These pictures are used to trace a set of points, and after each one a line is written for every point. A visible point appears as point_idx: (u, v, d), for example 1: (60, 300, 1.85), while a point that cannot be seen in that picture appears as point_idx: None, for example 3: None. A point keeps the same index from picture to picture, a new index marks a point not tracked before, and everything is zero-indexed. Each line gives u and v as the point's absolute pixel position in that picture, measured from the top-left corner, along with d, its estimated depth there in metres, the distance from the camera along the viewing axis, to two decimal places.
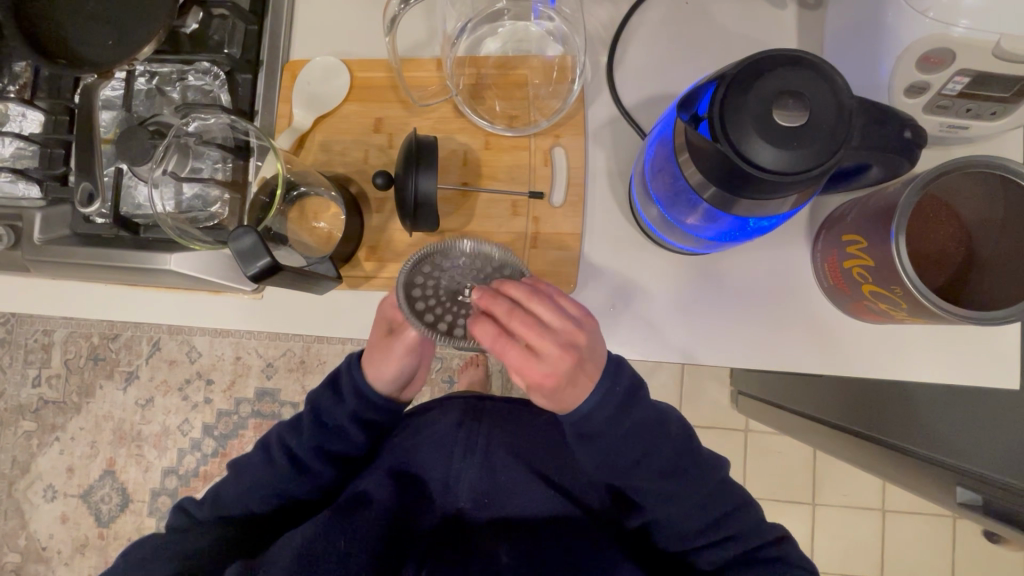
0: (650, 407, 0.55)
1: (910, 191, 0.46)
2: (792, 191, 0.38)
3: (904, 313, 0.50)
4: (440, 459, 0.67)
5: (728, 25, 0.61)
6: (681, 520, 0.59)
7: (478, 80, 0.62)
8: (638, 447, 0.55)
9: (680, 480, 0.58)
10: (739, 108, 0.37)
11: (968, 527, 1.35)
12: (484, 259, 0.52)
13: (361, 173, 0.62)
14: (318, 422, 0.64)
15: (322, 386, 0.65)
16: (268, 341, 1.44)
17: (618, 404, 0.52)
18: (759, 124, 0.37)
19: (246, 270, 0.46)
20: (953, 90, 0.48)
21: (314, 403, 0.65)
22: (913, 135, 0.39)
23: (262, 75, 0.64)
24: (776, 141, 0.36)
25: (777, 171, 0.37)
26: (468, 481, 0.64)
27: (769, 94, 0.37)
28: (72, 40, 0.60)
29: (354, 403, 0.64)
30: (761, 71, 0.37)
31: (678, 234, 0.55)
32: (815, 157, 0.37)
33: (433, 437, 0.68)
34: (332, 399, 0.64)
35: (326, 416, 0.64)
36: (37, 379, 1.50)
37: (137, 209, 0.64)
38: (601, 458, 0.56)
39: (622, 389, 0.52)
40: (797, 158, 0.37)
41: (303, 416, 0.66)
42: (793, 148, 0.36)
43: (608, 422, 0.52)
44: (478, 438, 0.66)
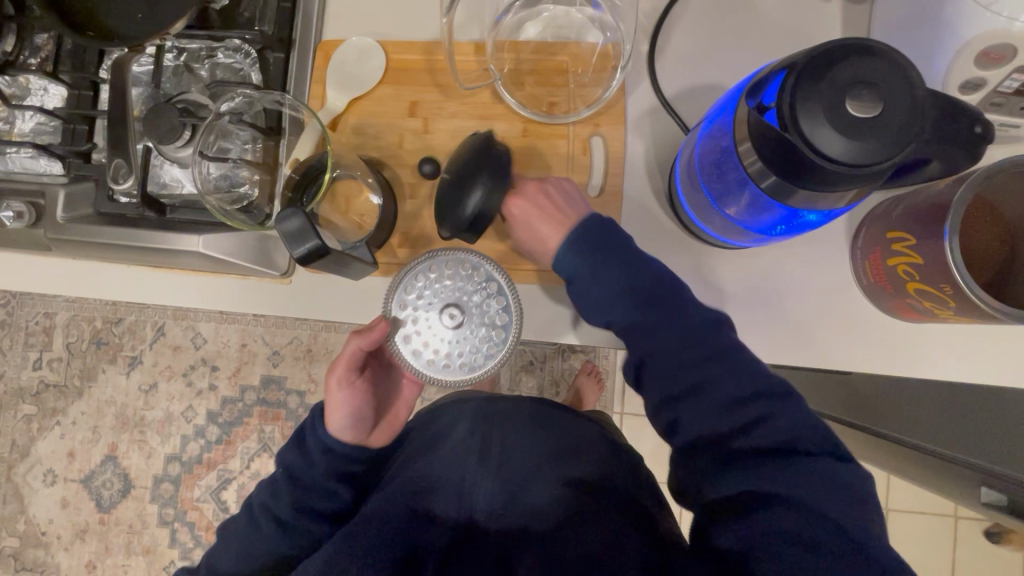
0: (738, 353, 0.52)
1: (965, 189, 0.46)
2: (858, 182, 0.38)
3: (950, 312, 0.50)
4: (455, 466, 0.65)
5: (773, 17, 0.60)
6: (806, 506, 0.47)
7: (518, 66, 0.61)
8: (731, 386, 0.51)
9: (793, 431, 0.49)
10: (809, 94, 0.36)
11: (969, 527, 1.37)
12: (470, 278, 0.55)
13: (394, 158, 0.61)
14: (295, 482, 0.64)
15: (290, 443, 0.66)
16: (275, 329, 1.42)
17: (685, 324, 0.53)
18: (829, 111, 0.36)
19: (292, 252, 0.45)
20: (1009, 88, 0.47)
21: (287, 464, 0.65)
22: (984, 130, 0.38)
23: (294, 54, 0.62)
24: (846, 130, 0.36)
25: (842, 163, 0.36)
26: (486, 489, 0.62)
27: (843, 81, 0.36)
28: (100, 12, 0.58)
29: (324, 462, 0.64)
30: (834, 58, 0.36)
31: (720, 226, 0.55)
32: (886, 149, 0.36)
33: (446, 451, 0.67)
34: (302, 458, 0.64)
35: (302, 476, 0.64)
36: (38, 362, 1.48)
37: (163, 189, 0.62)
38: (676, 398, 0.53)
39: (691, 307, 0.53)
40: (865, 150, 0.36)
41: (278, 477, 0.66)
42: (863, 138, 0.36)
43: (674, 337, 0.53)
44: (493, 444, 0.66)
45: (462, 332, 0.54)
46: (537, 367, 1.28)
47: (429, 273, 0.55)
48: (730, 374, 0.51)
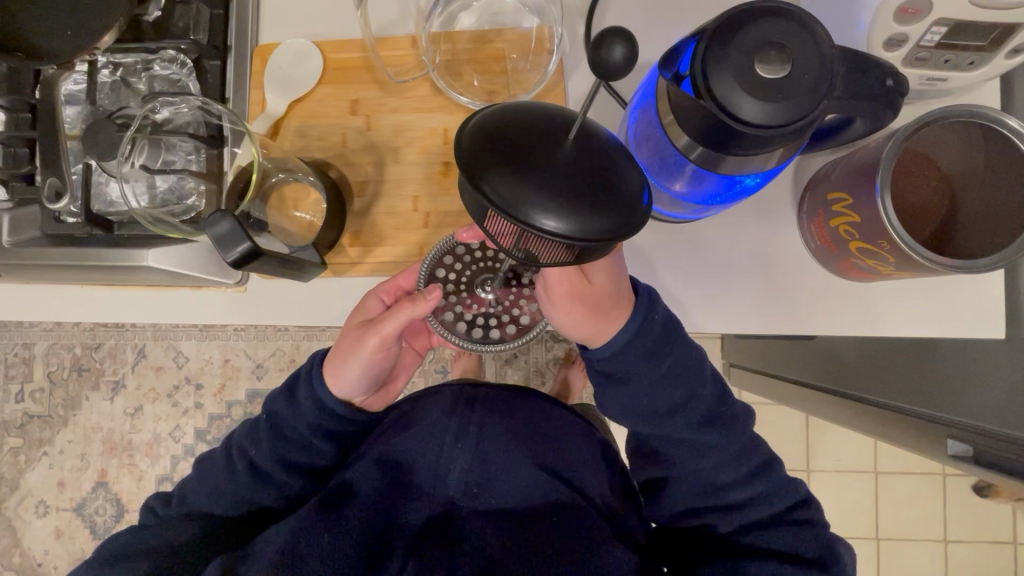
0: (686, 348, 0.55)
1: (892, 144, 0.46)
2: (621, 213, 0.32)
3: (892, 268, 0.51)
4: (430, 444, 0.64)
5: None
6: (714, 476, 0.59)
7: (454, 56, 0.61)
8: (676, 391, 0.55)
9: (722, 427, 0.58)
10: (475, 134, 0.33)
11: (958, 485, 1.39)
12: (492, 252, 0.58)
13: (339, 157, 0.61)
14: (278, 433, 0.61)
15: (278, 391, 0.62)
16: (256, 342, 1.41)
17: (654, 339, 0.53)
18: (494, 149, 0.32)
19: (225, 256, 0.45)
20: (931, 41, 0.48)
21: (270, 410, 0.62)
22: (896, 84, 0.39)
23: (231, 61, 0.62)
24: (543, 198, 0.31)
25: (586, 239, 0.31)
26: (458, 469, 0.61)
27: (551, 115, 0.34)
28: (28, 31, 0.57)
29: (313, 414, 0.61)
30: (530, 104, 0.35)
31: (665, 201, 0.55)
32: (590, 175, 0.32)
33: (423, 425, 0.66)
34: (287, 407, 0.61)
35: (285, 426, 0.61)
36: (20, 394, 1.46)
37: (110, 206, 0.61)
38: (631, 406, 0.56)
39: (659, 319, 0.53)
40: (596, 171, 0.32)
41: (258, 423, 0.63)
42: (577, 202, 0.31)
43: (643, 360, 0.54)
44: (470, 422, 0.65)
45: (503, 307, 0.57)
46: (521, 359, 1.29)
47: (453, 252, 0.58)
48: (690, 383, 0.56)
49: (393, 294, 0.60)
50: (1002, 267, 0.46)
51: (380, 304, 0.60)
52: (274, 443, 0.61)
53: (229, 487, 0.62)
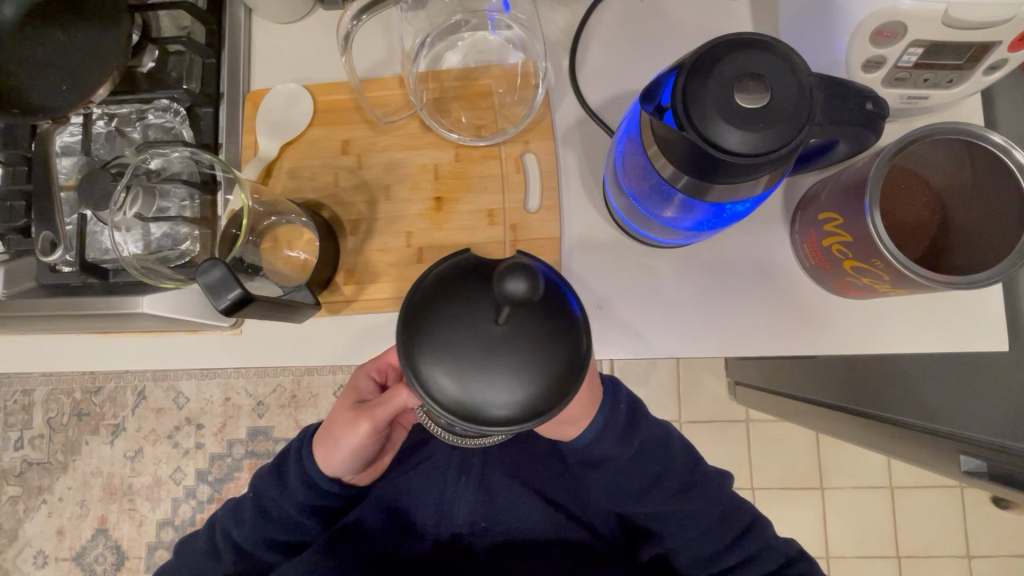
0: (651, 427, 0.59)
1: (879, 163, 0.46)
2: (541, 390, 0.34)
3: (887, 286, 0.50)
4: (435, 481, 0.63)
5: (684, 20, 0.62)
6: (700, 546, 0.58)
7: (442, 94, 0.62)
8: (649, 468, 0.58)
9: (702, 492, 0.58)
10: (413, 324, 0.35)
11: (976, 497, 1.35)
12: None
13: (332, 197, 0.62)
14: (261, 511, 0.59)
15: (267, 469, 0.60)
16: (257, 379, 1.41)
17: (622, 425, 0.56)
18: (424, 343, 0.35)
19: (217, 304, 0.45)
20: (909, 62, 0.49)
21: (258, 489, 0.60)
22: (875, 107, 0.40)
23: (224, 108, 0.63)
24: (472, 391, 0.34)
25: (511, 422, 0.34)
26: (465, 504, 0.61)
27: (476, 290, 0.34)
28: (20, 86, 0.58)
29: (300, 491, 0.58)
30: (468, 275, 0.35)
31: (656, 227, 0.55)
32: (515, 360, 0.33)
33: (424, 462, 0.64)
34: (277, 483, 0.59)
35: (270, 503, 0.59)
36: (20, 441, 1.45)
37: (105, 254, 0.62)
38: (613, 485, 0.59)
39: (624, 407, 0.57)
40: (525, 347, 0.33)
41: (245, 503, 0.60)
42: (500, 392, 0.33)
43: (615, 445, 0.56)
44: (473, 459, 0.63)
45: None
46: None
47: None
48: (659, 454, 0.58)
49: (382, 372, 0.59)
50: (1000, 281, 0.46)
51: (371, 383, 0.58)
52: (261, 523, 0.58)
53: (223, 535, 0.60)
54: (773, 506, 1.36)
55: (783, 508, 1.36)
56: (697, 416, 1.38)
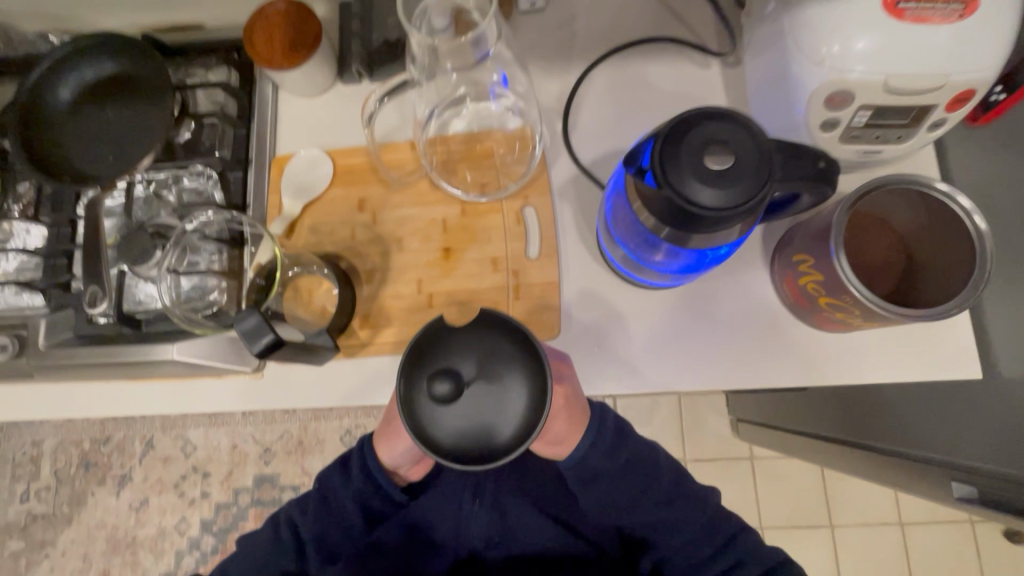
0: (638, 444, 0.59)
1: (840, 211, 0.52)
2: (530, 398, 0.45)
3: (859, 320, 0.55)
4: (449, 504, 0.67)
5: (664, 87, 0.70)
6: (690, 553, 0.61)
7: (449, 156, 0.69)
8: (634, 483, 0.59)
9: (689, 503, 0.61)
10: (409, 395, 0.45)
11: (987, 532, 1.34)
12: None
13: (349, 249, 0.67)
14: (323, 503, 0.61)
15: (333, 463, 0.63)
16: (265, 425, 1.42)
17: (610, 445, 0.57)
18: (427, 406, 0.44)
19: (252, 347, 0.49)
20: (861, 122, 0.56)
21: (322, 481, 0.62)
22: (827, 165, 0.46)
23: (252, 171, 0.69)
24: (481, 422, 0.43)
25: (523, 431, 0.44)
26: (479, 525, 0.67)
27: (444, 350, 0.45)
28: (72, 158, 0.65)
29: (358, 484, 0.60)
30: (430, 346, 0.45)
31: (646, 271, 0.61)
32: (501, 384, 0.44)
33: (437, 486, 0.67)
34: (339, 475, 0.62)
35: (332, 495, 0.61)
36: (26, 494, 1.45)
37: (138, 305, 0.67)
38: (605, 500, 0.60)
39: (611, 426, 0.58)
40: (504, 377, 0.44)
41: (310, 495, 0.63)
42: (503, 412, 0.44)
43: (605, 460, 0.57)
44: (486, 482, 0.68)
45: None
46: None
47: None
48: (647, 469, 0.59)
49: None
50: (959, 312, 0.50)
51: None
52: (320, 516, 0.61)
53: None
54: (782, 546, 1.35)
55: (792, 548, 1.35)
56: (701, 454, 1.39)
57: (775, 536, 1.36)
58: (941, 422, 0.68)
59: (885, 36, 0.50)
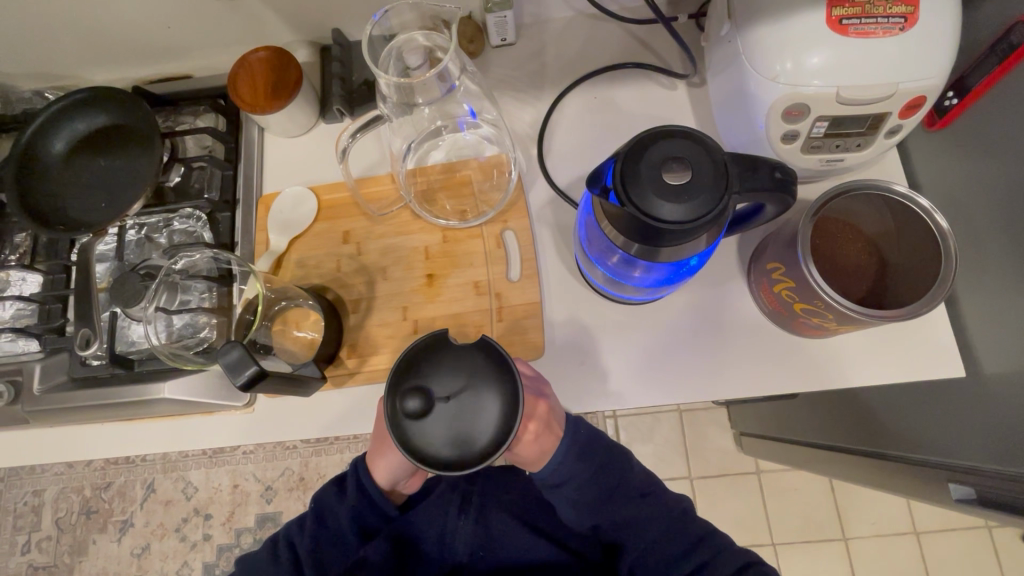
0: (608, 446, 0.62)
1: (805, 219, 0.54)
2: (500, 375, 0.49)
3: (835, 324, 0.56)
4: (435, 516, 0.68)
5: (633, 110, 0.73)
6: (663, 554, 0.61)
7: (428, 186, 0.71)
8: (608, 484, 0.60)
9: (662, 505, 0.63)
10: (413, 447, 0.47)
11: (1006, 537, 1.31)
12: None
13: (335, 280, 0.69)
14: (319, 521, 0.61)
15: (329, 482, 0.64)
16: (266, 463, 1.42)
17: (581, 444, 0.59)
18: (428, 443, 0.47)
19: (235, 380, 0.50)
20: (819, 133, 0.58)
21: (318, 500, 0.62)
22: (784, 175, 0.47)
23: (240, 211, 0.71)
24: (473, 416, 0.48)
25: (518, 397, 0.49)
26: (464, 535, 0.67)
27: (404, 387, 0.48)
28: (66, 206, 0.68)
29: (353, 499, 0.61)
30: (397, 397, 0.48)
31: (624, 287, 0.62)
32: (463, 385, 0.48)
33: (424, 502, 0.69)
34: (337, 494, 0.62)
35: (328, 512, 0.61)
36: (27, 545, 1.43)
37: (131, 346, 0.68)
38: (579, 504, 0.60)
39: (584, 432, 0.60)
40: (462, 386, 0.48)
41: (305, 515, 0.62)
42: (482, 398, 0.48)
43: (577, 461, 0.59)
44: (472, 496, 0.70)
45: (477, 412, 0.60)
46: None
47: None
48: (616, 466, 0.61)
49: None
50: (931, 310, 0.51)
51: None
52: (316, 532, 0.60)
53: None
54: (796, 561, 1.32)
55: (806, 563, 1.32)
56: (706, 470, 1.37)
57: (788, 552, 1.33)
58: (920, 426, 0.68)
59: (832, 51, 0.52)
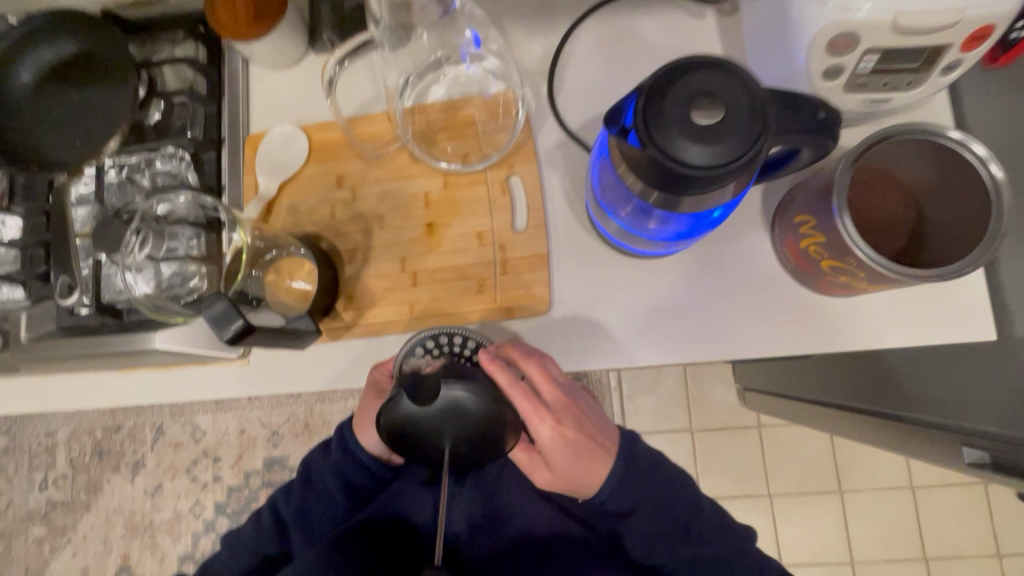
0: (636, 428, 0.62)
1: (843, 166, 0.48)
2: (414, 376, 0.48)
3: (865, 283, 0.52)
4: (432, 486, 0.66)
5: (654, 41, 0.66)
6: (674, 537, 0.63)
7: (428, 126, 0.65)
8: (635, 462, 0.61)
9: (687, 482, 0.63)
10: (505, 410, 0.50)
11: (1002, 494, 1.32)
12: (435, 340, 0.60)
13: (329, 228, 0.65)
14: (308, 483, 0.66)
15: (315, 446, 0.69)
16: (271, 409, 1.43)
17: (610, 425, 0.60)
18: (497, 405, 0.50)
19: (222, 335, 0.47)
20: (866, 68, 0.51)
21: (305, 465, 0.68)
22: (828, 115, 0.42)
23: (226, 151, 0.67)
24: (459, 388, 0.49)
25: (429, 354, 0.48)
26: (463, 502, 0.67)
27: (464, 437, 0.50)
28: (37, 143, 0.63)
29: (337, 458, 0.65)
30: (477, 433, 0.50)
31: (637, 239, 0.58)
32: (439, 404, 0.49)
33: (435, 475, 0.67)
34: (321, 455, 0.68)
35: (315, 475, 0.67)
36: (44, 482, 1.48)
37: (118, 295, 0.65)
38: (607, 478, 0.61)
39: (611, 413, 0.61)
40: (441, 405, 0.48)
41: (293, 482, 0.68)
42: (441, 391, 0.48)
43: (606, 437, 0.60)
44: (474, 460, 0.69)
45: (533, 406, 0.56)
46: None
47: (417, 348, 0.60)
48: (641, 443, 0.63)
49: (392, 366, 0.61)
50: (973, 272, 0.47)
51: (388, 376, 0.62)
52: (306, 493, 0.66)
53: (262, 526, 0.67)
54: (792, 512, 1.35)
55: (801, 514, 1.34)
56: (708, 424, 1.37)
57: (784, 503, 1.35)
58: (938, 389, 0.65)
59: None
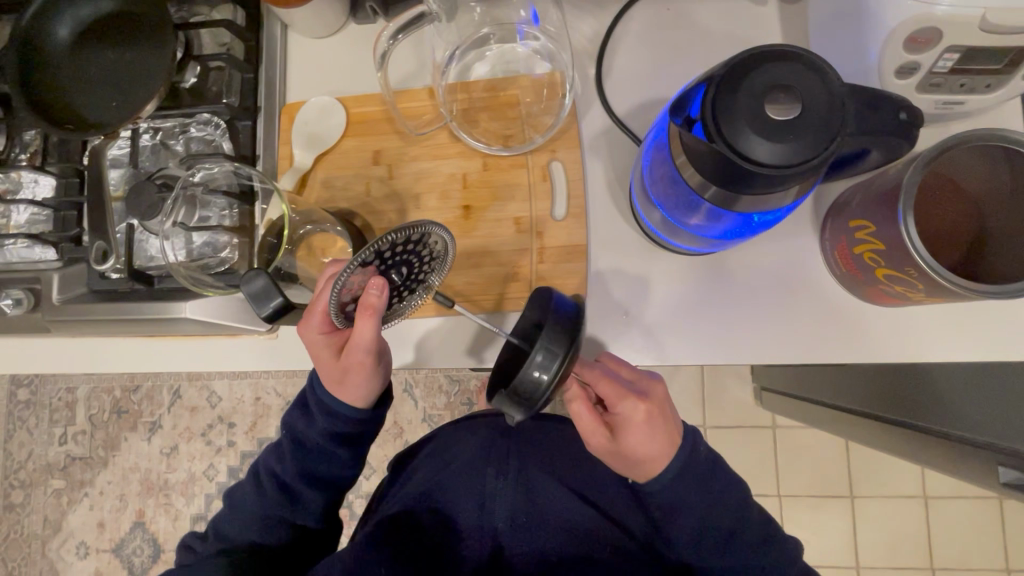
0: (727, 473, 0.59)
1: (912, 171, 0.46)
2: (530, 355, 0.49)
3: (922, 294, 0.50)
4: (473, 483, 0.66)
5: (711, 26, 0.63)
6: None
7: (470, 105, 0.63)
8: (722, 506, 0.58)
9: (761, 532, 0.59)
10: None
11: (1015, 509, 1.31)
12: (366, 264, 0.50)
13: (364, 206, 0.64)
14: (297, 444, 0.64)
15: (293, 407, 0.65)
16: (286, 379, 1.44)
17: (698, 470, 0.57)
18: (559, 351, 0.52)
19: (258, 312, 0.47)
20: (944, 67, 0.48)
21: (288, 425, 0.65)
22: (909, 116, 0.39)
23: (261, 121, 0.65)
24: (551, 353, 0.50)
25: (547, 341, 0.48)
26: (504, 501, 0.64)
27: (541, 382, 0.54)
28: (72, 101, 0.62)
29: (324, 421, 0.62)
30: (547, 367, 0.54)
31: (682, 235, 0.56)
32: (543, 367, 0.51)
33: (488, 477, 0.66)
34: (304, 417, 0.64)
35: (304, 437, 0.64)
36: (64, 436, 1.51)
37: (150, 261, 0.64)
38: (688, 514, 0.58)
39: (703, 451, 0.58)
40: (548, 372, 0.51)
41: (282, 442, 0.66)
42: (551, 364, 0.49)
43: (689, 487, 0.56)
44: (511, 459, 0.68)
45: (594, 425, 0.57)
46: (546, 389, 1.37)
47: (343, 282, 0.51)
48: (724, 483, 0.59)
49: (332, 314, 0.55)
50: None
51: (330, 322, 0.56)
52: (300, 455, 0.64)
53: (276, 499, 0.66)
54: (801, 514, 1.34)
55: (810, 516, 1.34)
56: (722, 421, 1.36)
57: (793, 505, 1.34)
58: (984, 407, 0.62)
59: None
